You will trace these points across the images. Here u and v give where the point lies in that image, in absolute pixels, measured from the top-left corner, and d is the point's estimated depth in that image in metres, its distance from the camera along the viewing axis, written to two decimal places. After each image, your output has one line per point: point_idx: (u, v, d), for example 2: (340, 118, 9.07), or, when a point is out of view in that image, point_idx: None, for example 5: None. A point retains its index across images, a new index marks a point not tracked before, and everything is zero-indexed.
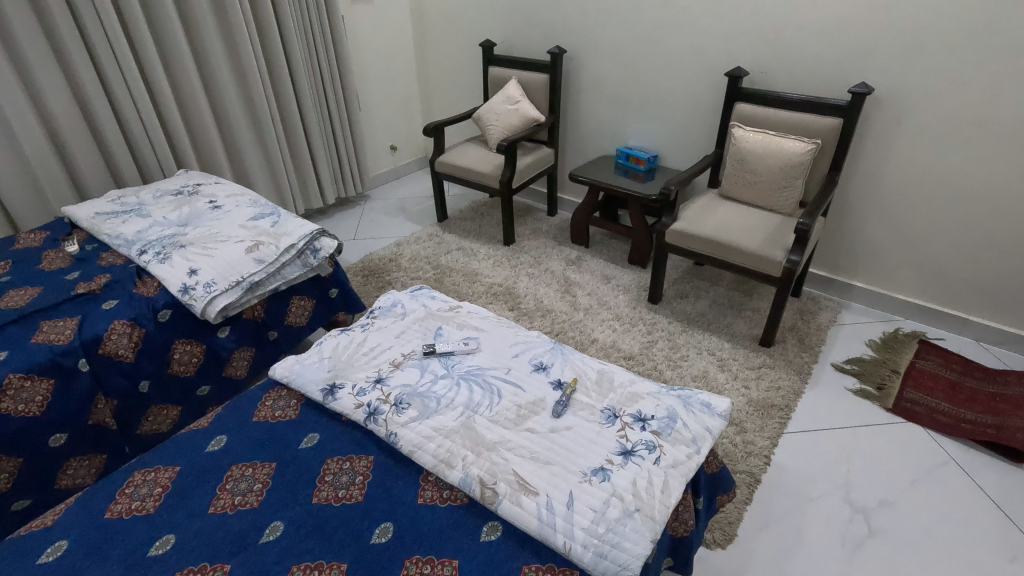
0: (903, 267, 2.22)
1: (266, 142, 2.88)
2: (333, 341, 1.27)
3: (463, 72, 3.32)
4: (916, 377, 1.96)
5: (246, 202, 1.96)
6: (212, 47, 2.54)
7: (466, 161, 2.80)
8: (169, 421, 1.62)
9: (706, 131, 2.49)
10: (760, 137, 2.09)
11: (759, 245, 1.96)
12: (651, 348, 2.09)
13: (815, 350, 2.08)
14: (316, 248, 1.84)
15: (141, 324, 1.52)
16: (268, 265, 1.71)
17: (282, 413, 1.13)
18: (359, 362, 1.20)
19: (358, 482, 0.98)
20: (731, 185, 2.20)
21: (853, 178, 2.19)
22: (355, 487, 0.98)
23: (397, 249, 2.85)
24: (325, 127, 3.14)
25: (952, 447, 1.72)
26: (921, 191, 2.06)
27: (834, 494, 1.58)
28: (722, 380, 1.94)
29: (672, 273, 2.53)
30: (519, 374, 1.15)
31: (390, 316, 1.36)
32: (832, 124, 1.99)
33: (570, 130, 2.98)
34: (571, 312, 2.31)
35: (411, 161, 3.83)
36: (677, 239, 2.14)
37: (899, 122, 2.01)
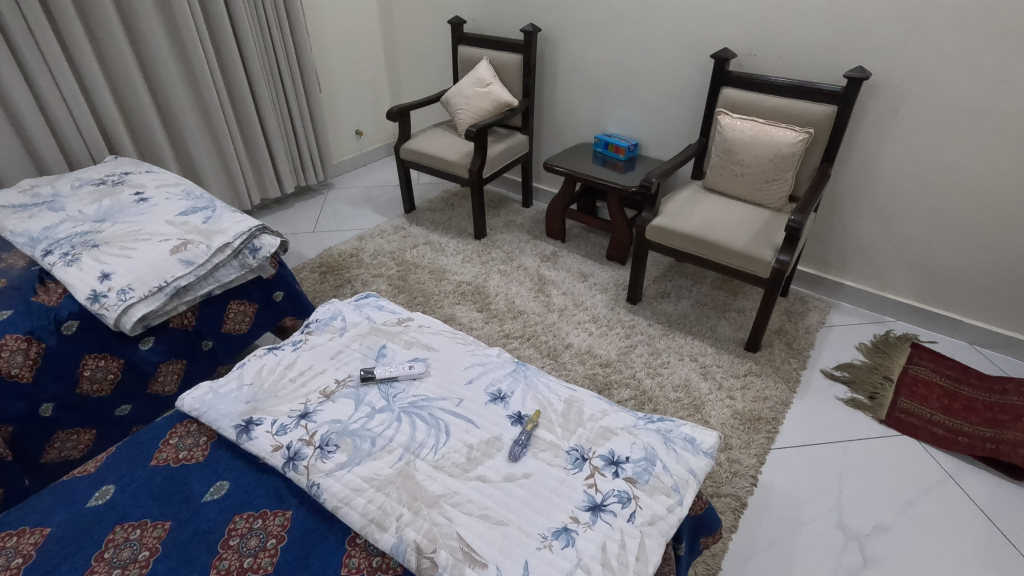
0: (895, 266, 2.09)
1: (214, 126, 2.64)
2: (257, 364, 1.09)
3: (432, 52, 3.10)
4: (909, 385, 1.83)
5: (177, 193, 1.74)
6: (148, 20, 2.29)
7: (434, 149, 2.60)
8: (82, 446, 1.42)
9: (690, 118, 2.32)
10: (748, 126, 1.93)
11: (746, 244, 1.81)
12: (630, 354, 1.94)
13: (804, 356, 1.95)
14: (255, 246, 1.63)
15: (40, 338, 1.32)
16: (198, 268, 1.50)
17: (187, 456, 0.94)
18: (283, 390, 1.02)
19: (269, 547, 0.80)
20: (715, 177, 2.03)
21: (845, 171, 2.04)
22: (265, 554, 0.80)
23: (359, 243, 2.65)
24: (281, 110, 2.90)
25: (949, 462, 1.60)
26: (917, 186, 1.93)
27: (825, 518, 1.45)
28: (705, 390, 1.79)
29: (653, 270, 2.38)
30: (472, 406, 0.98)
31: (328, 332, 1.17)
32: (825, 111, 1.84)
33: (546, 115, 2.79)
34: (544, 314, 2.14)
35: (379, 147, 3.60)
36: (658, 236, 1.98)
37: (896, 111, 1.86)
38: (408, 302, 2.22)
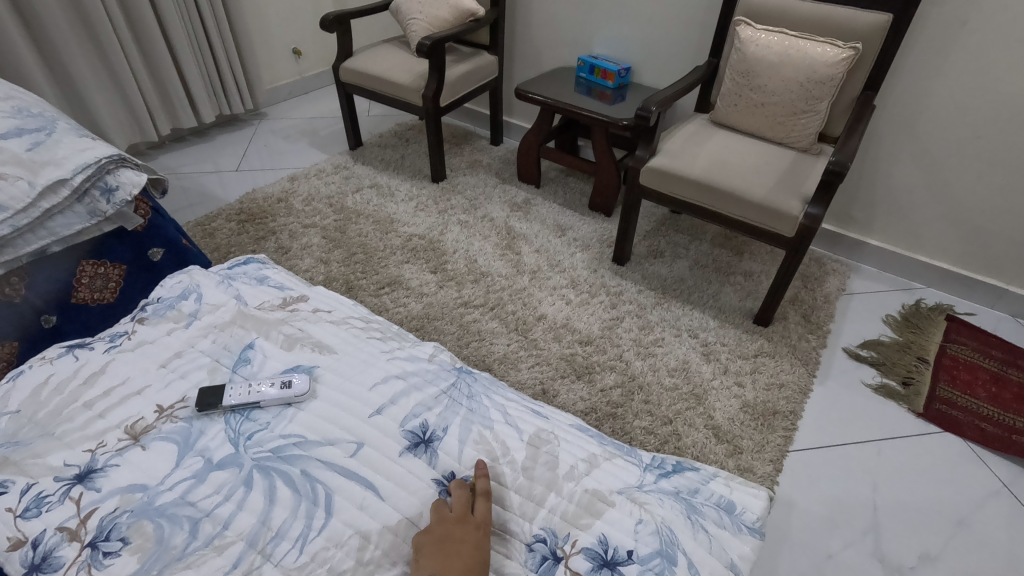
0: (933, 223, 1.74)
1: (99, 32, 2.08)
2: (41, 374, 0.68)
3: None
4: (949, 368, 1.52)
5: (2, 108, 1.24)
6: None
7: (380, 69, 2.10)
8: None
9: (695, 34, 1.87)
10: (776, 39, 1.50)
11: (767, 193, 1.43)
12: (616, 328, 1.57)
13: (823, 331, 1.61)
14: (109, 186, 1.17)
15: None
16: (15, 215, 1.05)
17: None
18: (65, 426, 0.61)
19: None
20: (729, 108, 1.62)
21: (888, 104, 1.65)
22: None
23: (290, 185, 2.18)
24: (191, 15, 2.32)
25: (1003, 468, 1.30)
26: (978, 124, 1.55)
27: (860, 546, 1.15)
28: (708, 376, 1.44)
29: (643, 223, 1.99)
30: (376, 458, 0.60)
31: (168, 321, 0.76)
32: (878, 21, 1.42)
33: (519, 31, 2.30)
34: (513, 276, 1.75)
35: (323, 71, 3.05)
36: (655, 181, 1.57)
37: (963, 24, 1.46)
38: (344, 258, 1.79)
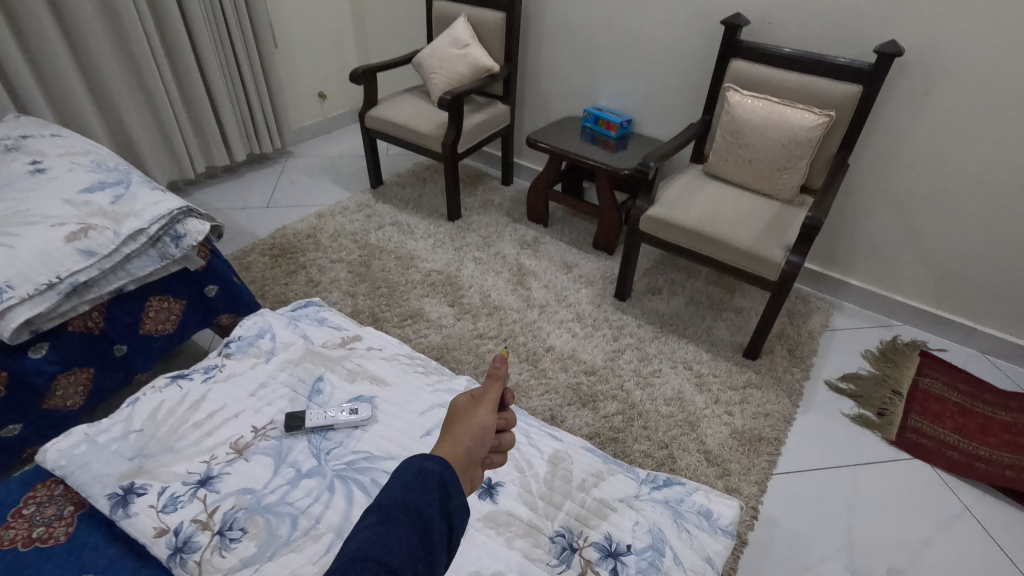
0: (907, 265, 1.91)
1: (148, 82, 2.29)
2: (155, 400, 0.84)
3: (404, 5, 2.77)
4: (920, 401, 1.67)
5: (84, 163, 1.44)
6: None
7: (403, 117, 2.31)
8: None
9: (690, 92, 2.08)
10: (760, 104, 1.70)
11: (753, 241, 1.60)
12: (617, 360, 1.73)
13: (807, 365, 1.77)
14: (178, 233, 1.35)
15: None
16: (102, 260, 1.23)
17: (43, 536, 0.70)
18: (181, 442, 0.78)
19: None
20: (720, 162, 1.81)
21: (863, 160, 1.83)
22: None
23: (318, 222, 2.37)
24: (230, 65, 2.54)
25: (966, 491, 1.45)
26: (943, 180, 1.73)
27: (835, 560, 1.29)
28: (701, 405, 1.60)
29: (643, 262, 2.16)
30: None
31: (250, 357, 0.93)
32: (849, 91, 1.61)
33: (530, 83, 2.51)
34: (523, 310, 1.91)
35: (345, 111, 3.27)
36: (653, 227, 1.75)
37: (926, 93, 1.65)
38: (370, 292, 1.97)
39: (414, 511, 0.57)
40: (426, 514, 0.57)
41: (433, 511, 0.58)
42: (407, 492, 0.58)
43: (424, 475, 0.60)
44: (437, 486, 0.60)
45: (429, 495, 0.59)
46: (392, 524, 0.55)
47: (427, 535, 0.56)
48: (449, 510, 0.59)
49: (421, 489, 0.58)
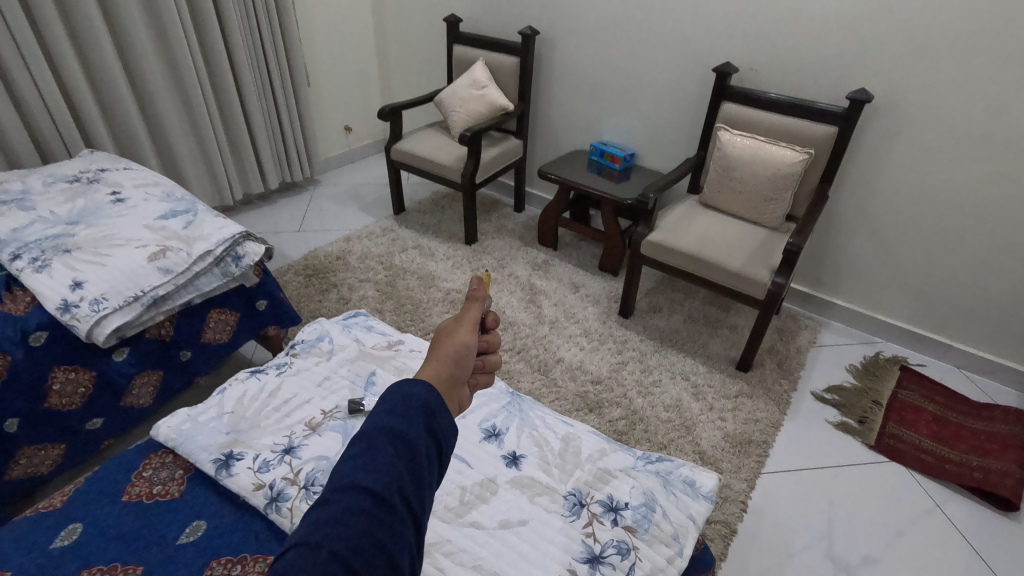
0: (887, 287, 2.09)
1: (197, 119, 2.52)
2: (240, 390, 1.03)
3: (426, 49, 3.03)
4: (898, 410, 1.83)
5: (157, 194, 1.66)
6: (128, 10, 2.17)
7: (425, 151, 2.54)
8: (50, 461, 1.36)
9: (687, 129, 2.29)
10: (748, 143, 1.90)
11: (742, 263, 1.79)
12: (621, 371, 1.90)
13: (795, 377, 1.93)
14: (238, 254, 1.56)
15: (5, 349, 1.24)
16: (177, 276, 1.43)
17: (161, 491, 0.90)
18: (266, 421, 0.97)
19: None
20: (713, 193, 2.01)
21: (843, 191, 2.03)
22: None
23: (346, 245, 2.58)
24: (269, 103, 2.79)
25: (937, 491, 1.60)
26: (915, 209, 1.92)
27: (815, 548, 1.44)
28: (696, 411, 1.77)
29: (645, 283, 2.35)
30: (465, 444, 0.94)
31: (314, 356, 1.12)
32: (826, 132, 1.81)
33: (541, 120, 2.74)
34: (535, 326, 2.10)
35: (368, 143, 3.53)
36: (653, 251, 1.94)
37: (896, 133, 1.85)
38: (395, 309, 2.16)
39: (398, 430, 0.56)
40: (414, 433, 0.57)
41: (419, 429, 0.57)
42: (391, 413, 0.57)
43: (407, 394, 0.59)
44: (420, 406, 0.59)
45: (415, 413, 0.58)
46: (377, 443, 0.54)
47: (415, 452, 0.56)
48: (437, 425, 0.59)
49: (405, 406, 0.58)
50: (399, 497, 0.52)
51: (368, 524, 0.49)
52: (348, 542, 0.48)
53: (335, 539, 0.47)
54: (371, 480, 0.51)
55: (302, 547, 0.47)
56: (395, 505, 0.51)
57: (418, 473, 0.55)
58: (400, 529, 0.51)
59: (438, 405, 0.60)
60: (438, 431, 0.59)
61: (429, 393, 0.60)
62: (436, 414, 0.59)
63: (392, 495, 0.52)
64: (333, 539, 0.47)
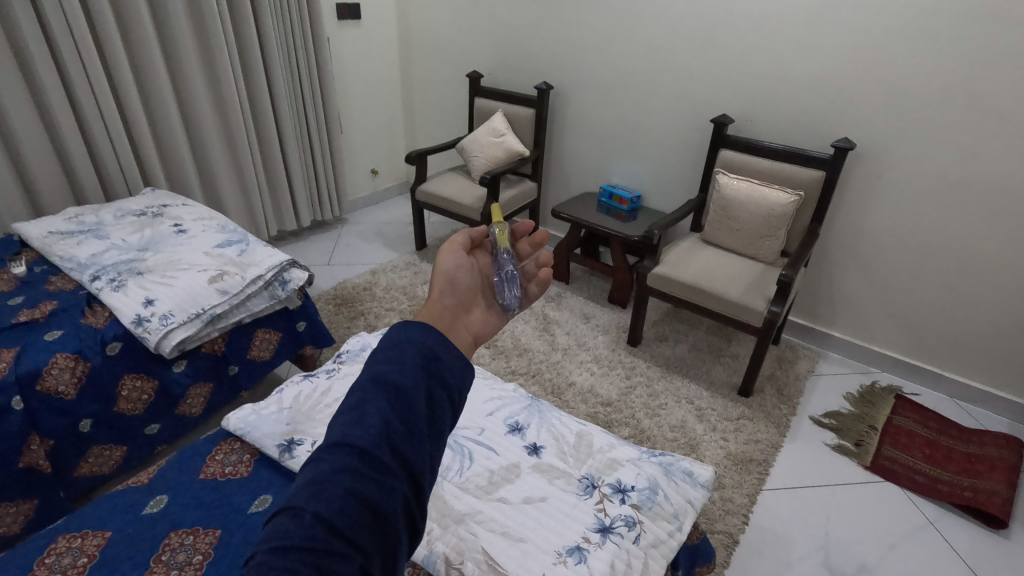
0: (880, 319, 2.22)
1: (241, 163, 2.76)
2: (296, 390, 1.19)
3: (449, 100, 3.31)
4: (893, 434, 1.94)
5: (213, 227, 1.87)
6: (190, 67, 2.43)
7: (448, 192, 2.76)
8: (112, 462, 1.50)
9: (689, 174, 2.49)
10: (744, 185, 2.09)
11: (741, 294, 1.94)
12: (629, 394, 2.04)
13: (794, 402, 2.05)
14: (285, 279, 1.75)
15: (86, 357, 1.41)
16: (233, 297, 1.61)
17: (232, 471, 1.05)
18: (320, 415, 1.12)
19: (196, 561, 0.88)
20: (714, 231, 2.19)
21: (834, 230, 2.20)
22: (190, 567, 0.87)
23: (372, 277, 2.78)
24: (305, 149, 3.05)
25: (930, 509, 1.69)
26: (901, 246, 2.07)
27: (813, 558, 1.53)
28: (700, 432, 1.89)
29: (652, 315, 2.51)
30: (492, 436, 1.08)
31: (358, 362, 1.28)
32: (815, 176, 2.00)
33: (555, 164, 2.97)
34: (548, 352, 2.25)
35: (392, 185, 3.78)
36: (658, 283, 2.11)
37: (879, 178, 2.03)
38: None
39: (389, 386, 0.55)
40: (406, 388, 0.55)
41: (413, 384, 0.56)
42: (380, 370, 0.57)
43: (399, 351, 0.59)
44: (416, 359, 0.58)
45: (406, 367, 0.57)
46: (367, 402, 0.54)
47: (405, 406, 0.54)
48: (431, 379, 0.58)
49: (396, 363, 0.57)
50: (387, 452, 0.51)
51: (355, 479, 0.49)
52: (332, 502, 0.47)
53: (320, 500, 0.47)
54: (357, 438, 0.51)
55: (290, 511, 0.47)
56: (383, 461, 0.51)
57: (411, 429, 0.53)
58: (389, 485, 0.50)
59: (434, 360, 0.59)
60: (433, 387, 0.57)
61: (423, 348, 0.59)
62: (429, 367, 0.58)
63: (379, 453, 0.51)
64: (318, 500, 0.47)
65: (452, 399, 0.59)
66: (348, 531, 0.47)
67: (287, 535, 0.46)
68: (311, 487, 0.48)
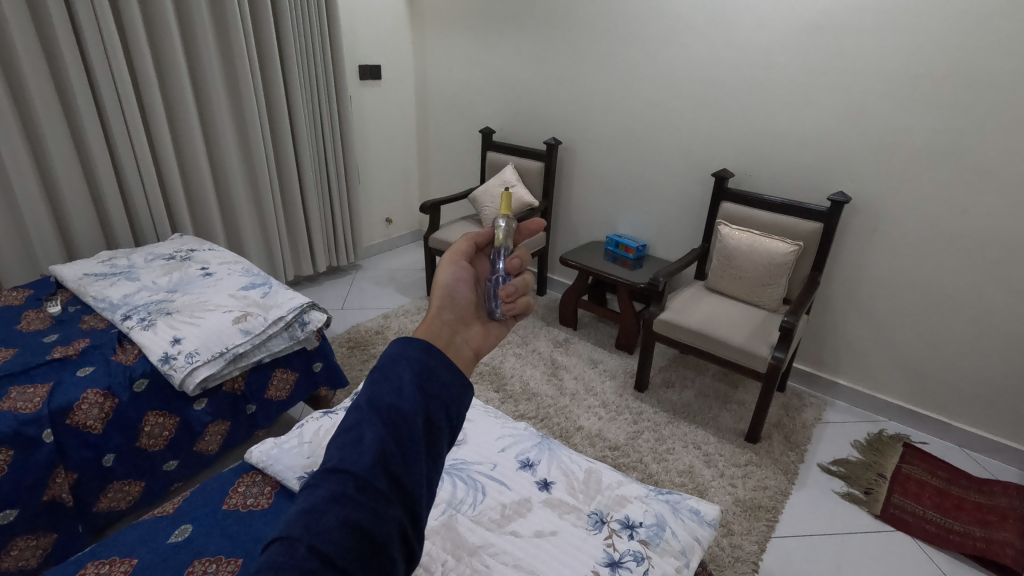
0: (884, 367, 2.25)
1: (264, 210, 2.89)
2: (315, 424, 1.23)
3: (463, 154, 3.48)
4: (902, 483, 1.93)
5: (238, 270, 1.97)
6: (222, 123, 2.59)
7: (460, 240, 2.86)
8: (129, 498, 1.53)
9: (693, 224, 2.59)
10: (745, 236, 2.18)
11: (745, 340, 1.99)
12: (637, 439, 2.06)
13: (801, 449, 2.06)
14: (304, 320, 1.82)
15: (115, 393, 1.47)
16: (254, 336, 1.68)
17: (254, 503, 1.10)
18: None
19: None
20: (717, 279, 2.26)
21: (835, 279, 2.26)
22: None
23: (385, 321, 2.85)
24: (325, 198, 3.19)
25: (942, 559, 1.67)
26: (901, 295, 2.13)
27: None
28: (708, 478, 1.89)
29: (658, 360, 2.55)
30: (504, 471, 1.12)
31: None
32: (813, 227, 2.08)
33: (563, 214, 3.09)
34: (556, 397, 2.28)
35: (405, 233, 3.92)
36: (664, 328, 2.16)
37: (875, 229, 2.11)
38: None
39: (384, 407, 0.51)
40: (403, 410, 0.52)
41: (410, 405, 0.52)
42: (375, 391, 0.53)
43: (393, 370, 0.55)
44: (414, 378, 0.55)
45: (404, 388, 0.53)
46: (362, 425, 0.50)
47: (401, 428, 0.51)
48: (429, 399, 0.54)
49: (391, 384, 0.53)
50: (382, 478, 0.48)
51: (347, 508, 0.46)
52: (324, 532, 0.45)
53: (313, 530, 0.45)
54: (350, 464, 0.48)
55: (283, 542, 0.45)
56: (378, 488, 0.48)
57: (406, 453, 0.50)
58: (384, 513, 0.47)
59: (431, 378, 0.55)
60: (432, 406, 0.54)
61: (419, 366, 0.55)
62: (427, 386, 0.54)
63: (373, 480, 0.47)
64: (311, 530, 0.45)
65: (449, 419, 0.55)
66: (342, 562, 0.45)
67: (278, 568, 0.44)
68: (304, 517, 0.46)
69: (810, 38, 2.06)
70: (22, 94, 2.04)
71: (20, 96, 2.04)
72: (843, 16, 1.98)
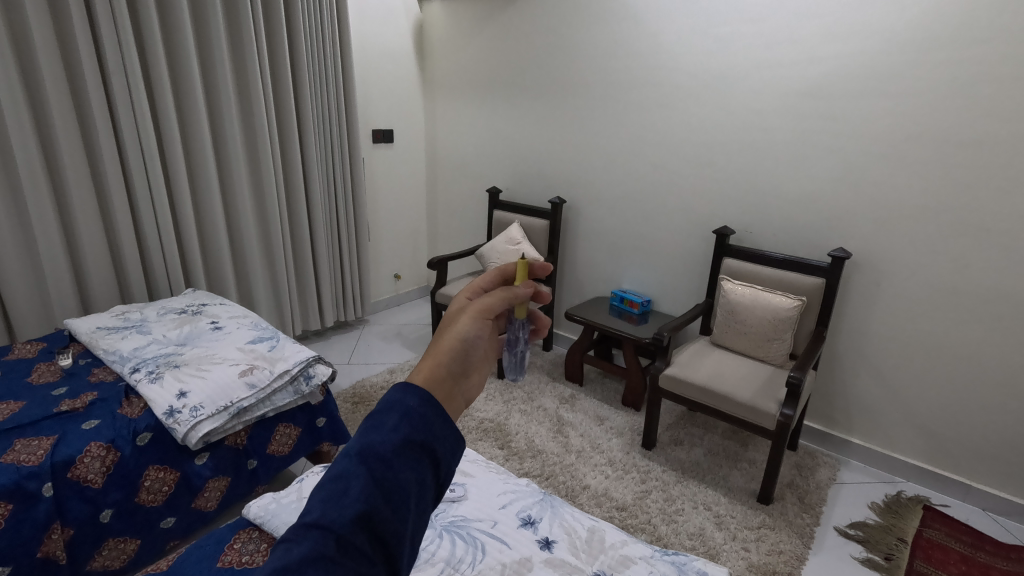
0: (897, 426, 2.20)
1: (275, 266, 2.96)
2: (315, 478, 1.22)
3: (470, 212, 3.58)
4: (924, 548, 1.85)
5: (247, 324, 2.00)
6: (240, 183, 2.70)
7: None
8: (123, 556, 1.50)
9: (696, 280, 2.61)
10: (748, 291, 2.20)
11: (752, 396, 1.97)
12: (645, 499, 1.99)
13: (816, 511, 1.99)
14: (309, 374, 1.84)
15: (118, 446, 1.47)
16: (259, 390, 1.69)
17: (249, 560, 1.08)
18: None
19: None
20: (722, 334, 2.26)
21: (841, 334, 2.25)
22: None
23: (390, 376, 2.85)
24: (335, 254, 3.27)
25: None
26: (908, 351, 2.11)
27: None
28: (720, 541, 1.82)
29: (666, 418, 2.51)
30: (505, 529, 1.10)
31: None
32: (815, 282, 2.10)
33: (568, 270, 3.13)
34: (562, 454, 2.24)
35: (412, 289, 3.97)
36: (669, 384, 2.14)
37: (878, 285, 2.12)
38: None
39: (372, 457, 0.45)
40: (392, 462, 0.45)
41: (401, 456, 0.45)
42: (361, 436, 0.46)
43: (385, 415, 0.48)
44: (407, 423, 0.47)
45: (394, 435, 0.46)
46: (347, 476, 0.44)
47: (390, 482, 0.44)
48: (422, 449, 0.47)
49: (380, 428, 0.46)
50: (363, 537, 0.43)
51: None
52: None
53: None
54: (332, 521, 0.42)
55: None
56: (358, 548, 0.42)
57: (394, 511, 0.44)
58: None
59: (425, 427, 0.48)
60: (425, 458, 0.47)
61: (415, 412, 0.48)
62: (421, 435, 0.47)
63: (355, 541, 0.42)
64: None
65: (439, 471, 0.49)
66: None
67: None
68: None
69: (801, 102, 2.16)
70: (53, 156, 2.16)
71: (51, 157, 2.16)
72: (831, 83, 2.08)
